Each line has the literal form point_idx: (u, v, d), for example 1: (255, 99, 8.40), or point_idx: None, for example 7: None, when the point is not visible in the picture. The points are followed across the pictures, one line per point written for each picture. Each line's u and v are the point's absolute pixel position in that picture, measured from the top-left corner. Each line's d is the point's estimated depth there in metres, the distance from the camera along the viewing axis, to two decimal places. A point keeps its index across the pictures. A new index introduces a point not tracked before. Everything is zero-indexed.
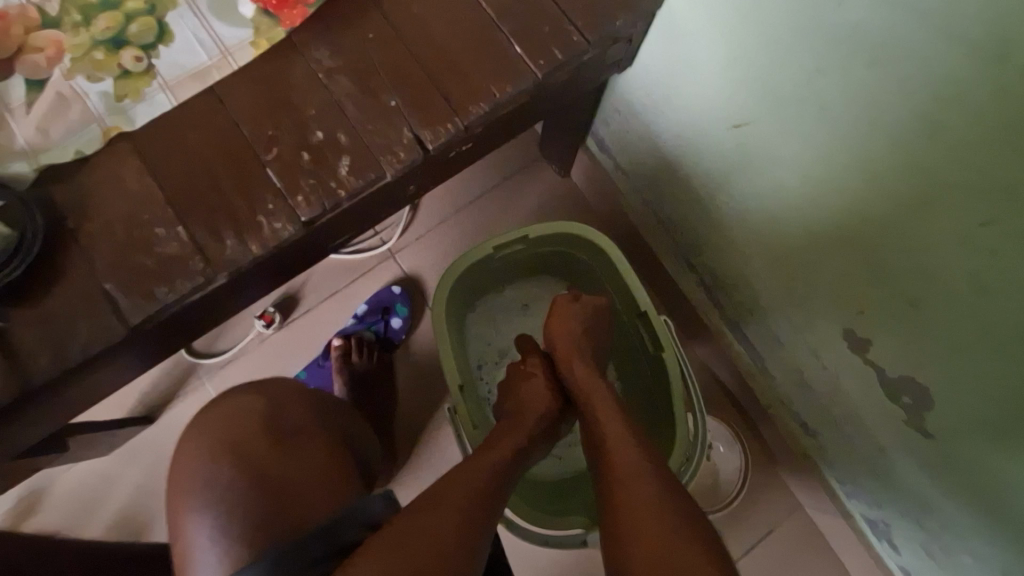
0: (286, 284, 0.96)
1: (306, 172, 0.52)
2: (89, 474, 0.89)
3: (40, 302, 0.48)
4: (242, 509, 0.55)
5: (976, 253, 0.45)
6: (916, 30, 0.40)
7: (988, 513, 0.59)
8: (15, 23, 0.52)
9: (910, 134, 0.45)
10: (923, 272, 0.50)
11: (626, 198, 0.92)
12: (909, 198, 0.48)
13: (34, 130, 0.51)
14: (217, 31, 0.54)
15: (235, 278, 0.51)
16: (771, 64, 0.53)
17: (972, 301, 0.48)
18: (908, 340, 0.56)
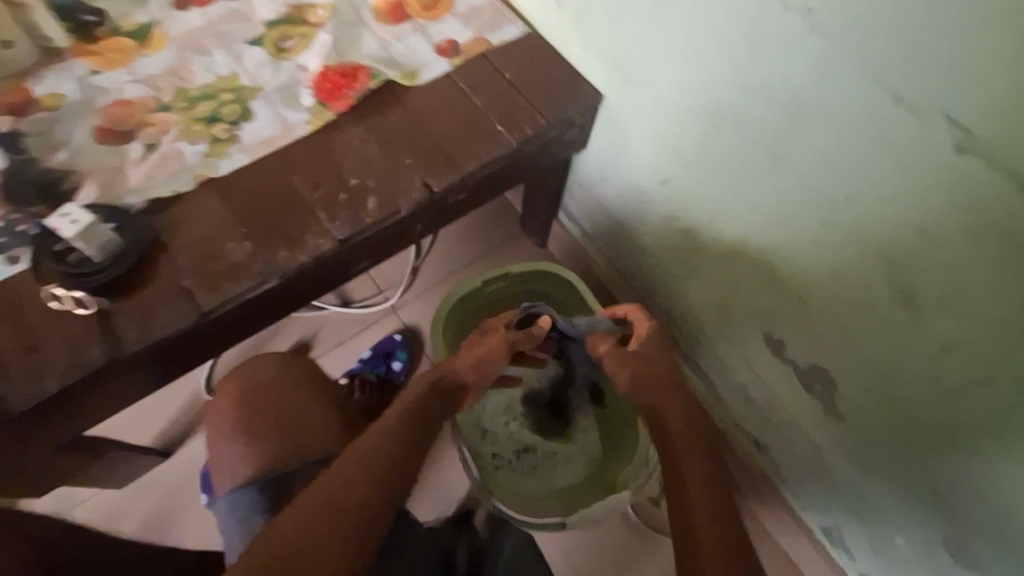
0: (302, 334, 1.10)
1: (342, 205, 0.70)
2: (109, 501, 0.96)
3: (134, 292, 0.63)
4: (262, 439, 0.70)
5: (829, 254, 0.62)
6: (751, 100, 0.60)
7: (901, 478, 0.71)
8: (139, 108, 0.74)
9: (765, 170, 0.63)
10: (799, 273, 0.67)
11: (593, 259, 1.11)
12: (777, 221, 0.66)
13: (145, 176, 0.69)
14: (283, 113, 0.75)
15: (285, 281, 0.67)
16: (673, 135, 0.74)
17: (834, 287, 0.64)
18: (808, 333, 0.71)
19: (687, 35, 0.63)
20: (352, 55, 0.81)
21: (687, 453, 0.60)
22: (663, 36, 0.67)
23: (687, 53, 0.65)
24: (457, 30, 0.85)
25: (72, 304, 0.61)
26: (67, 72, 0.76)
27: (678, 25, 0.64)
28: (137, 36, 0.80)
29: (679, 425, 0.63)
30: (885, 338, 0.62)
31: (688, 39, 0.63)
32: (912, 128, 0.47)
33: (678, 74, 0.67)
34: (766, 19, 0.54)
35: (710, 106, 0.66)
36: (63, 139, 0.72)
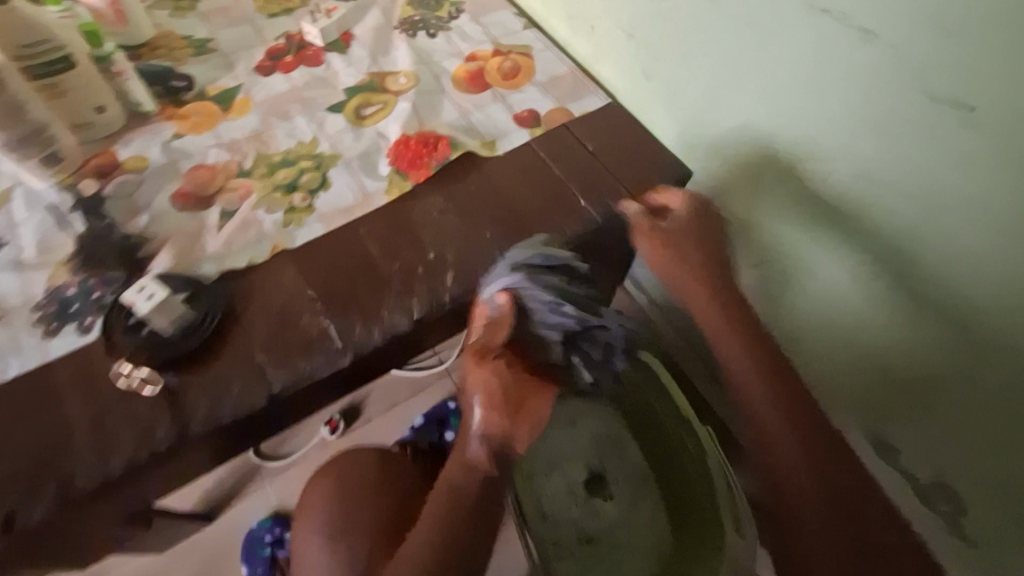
0: (352, 395, 1.06)
1: (421, 280, 0.67)
2: (148, 566, 0.92)
3: (205, 367, 0.60)
4: (343, 540, 0.70)
5: (888, 305, 0.63)
6: (883, 194, 0.56)
7: None
8: (221, 172, 0.74)
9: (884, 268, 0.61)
10: (925, 379, 0.64)
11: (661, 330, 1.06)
12: (844, 310, 0.69)
13: (221, 243, 0.68)
14: (363, 181, 0.74)
15: (360, 360, 0.62)
16: (781, 221, 0.71)
17: (956, 389, 0.60)
18: (926, 431, 0.67)
19: (797, 114, 0.61)
20: (434, 122, 0.80)
21: (777, 429, 0.53)
22: (768, 113, 0.64)
23: (796, 133, 0.62)
24: (538, 99, 0.83)
25: (139, 383, 0.58)
26: (154, 134, 0.77)
27: (788, 103, 0.61)
28: (223, 101, 0.82)
29: (754, 409, 0.55)
30: (972, 398, 0.59)
31: (799, 118, 0.61)
32: (1009, 182, 0.46)
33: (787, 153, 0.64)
34: (894, 104, 0.51)
35: (784, 205, 0.69)
36: (144, 202, 0.71)
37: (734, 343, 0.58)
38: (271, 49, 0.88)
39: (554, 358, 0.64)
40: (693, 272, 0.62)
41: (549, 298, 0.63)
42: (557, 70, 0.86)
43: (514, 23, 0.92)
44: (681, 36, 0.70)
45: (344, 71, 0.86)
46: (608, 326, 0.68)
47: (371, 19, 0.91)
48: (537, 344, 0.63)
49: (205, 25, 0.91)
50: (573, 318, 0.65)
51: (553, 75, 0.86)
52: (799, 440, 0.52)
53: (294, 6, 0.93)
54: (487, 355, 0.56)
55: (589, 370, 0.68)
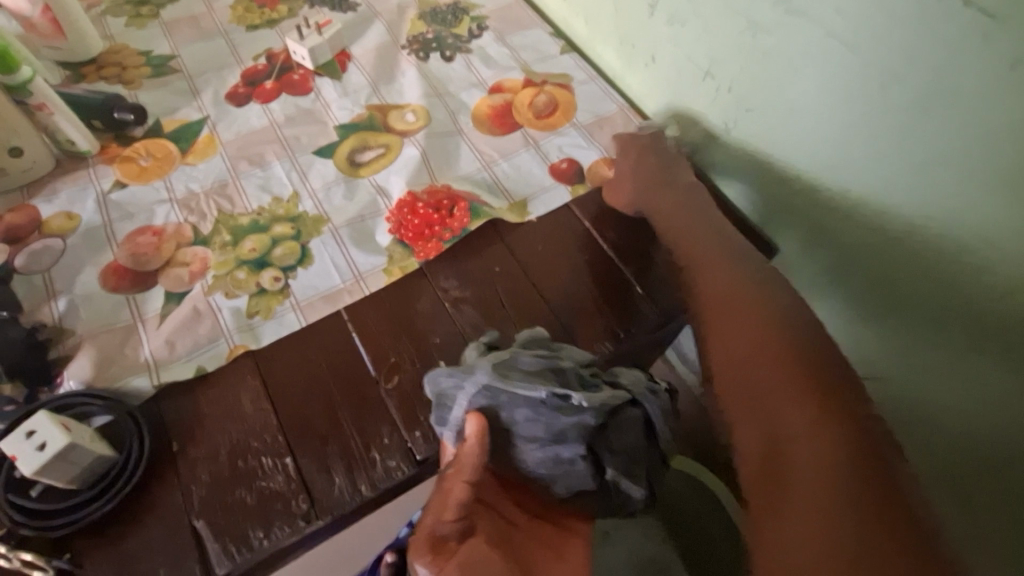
0: None
1: (426, 406, 0.49)
2: None
3: (120, 541, 0.43)
4: None
5: (935, 321, 0.50)
6: None
7: None
8: (169, 239, 0.57)
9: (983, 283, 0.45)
10: None
11: None
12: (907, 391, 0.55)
13: (162, 343, 0.51)
14: (353, 256, 0.57)
15: (336, 525, 0.45)
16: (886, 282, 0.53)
17: None
18: None
19: (942, 186, 0.45)
20: (449, 178, 0.63)
21: (779, 416, 0.40)
22: (910, 192, 0.47)
23: (952, 226, 0.45)
24: (579, 147, 0.66)
25: (23, 566, 0.41)
26: (89, 184, 0.60)
27: (950, 180, 0.44)
28: (182, 138, 0.64)
29: (745, 379, 0.42)
30: None
31: (962, 206, 0.44)
32: None
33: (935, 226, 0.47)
34: None
35: (878, 274, 0.53)
36: (65, 281, 0.54)
37: (739, 312, 0.45)
38: (248, 72, 0.71)
39: (575, 480, 0.42)
40: (709, 254, 0.51)
41: (532, 397, 0.40)
42: (602, 108, 0.69)
43: (549, 45, 0.74)
44: (785, 80, 0.53)
45: (336, 102, 0.68)
46: (642, 405, 0.44)
47: (374, 37, 0.75)
48: (541, 476, 0.42)
49: (167, 38, 0.74)
50: (590, 410, 0.41)
51: (598, 114, 0.69)
52: (801, 415, 0.39)
53: (280, 16, 0.76)
54: (445, 541, 0.37)
55: (634, 480, 0.44)
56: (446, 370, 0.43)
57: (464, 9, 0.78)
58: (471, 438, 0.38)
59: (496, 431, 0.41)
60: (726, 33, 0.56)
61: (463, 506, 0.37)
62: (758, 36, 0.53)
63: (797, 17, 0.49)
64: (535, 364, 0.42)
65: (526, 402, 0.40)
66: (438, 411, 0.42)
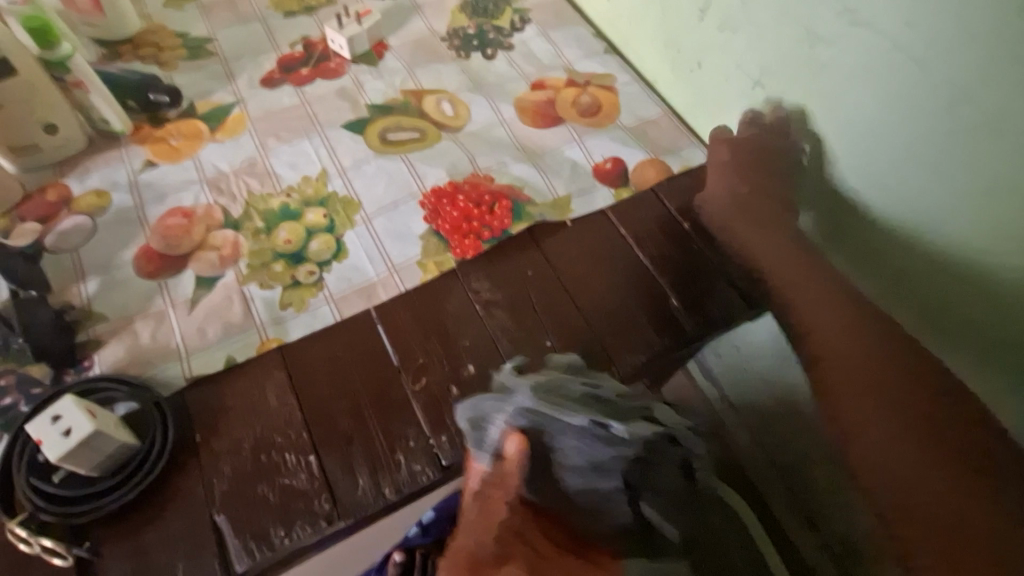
0: None
1: (453, 409, 0.48)
2: None
3: (140, 532, 0.42)
4: None
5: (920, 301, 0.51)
6: None
7: None
8: (200, 222, 0.56)
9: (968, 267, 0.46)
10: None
11: None
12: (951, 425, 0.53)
13: (193, 329, 0.50)
14: (388, 248, 0.56)
15: (357, 527, 0.44)
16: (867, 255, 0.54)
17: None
18: None
19: (1003, 214, 0.43)
20: (490, 169, 0.62)
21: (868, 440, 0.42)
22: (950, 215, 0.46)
23: (986, 257, 0.45)
24: (624, 148, 0.64)
25: (43, 552, 0.40)
26: (121, 164, 0.59)
27: (997, 208, 0.43)
28: (214, 121, 0.64)
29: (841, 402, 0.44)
30: None
31: (994, 239, 0.44)
32: None
33: (973, 240, 0.46)
34: None
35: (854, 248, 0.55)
36: (95, 262, 0.53)
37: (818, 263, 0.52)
38: (284, 58, 0.70)
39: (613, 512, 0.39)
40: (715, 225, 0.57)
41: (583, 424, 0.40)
42: (633, 182, 0.62)
43: (590, 44, 0.73)
44: (842, 93, 0.51)
45: (372, 90, 0.67)
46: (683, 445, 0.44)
47: (413, 28, 0.74)
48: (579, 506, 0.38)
49: (204, 20, 0.73)
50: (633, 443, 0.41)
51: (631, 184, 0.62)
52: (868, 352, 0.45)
53: (318, 3, 0.75)
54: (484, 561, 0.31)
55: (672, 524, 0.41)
56: (482, 402, 0.42)
57: (505, 2, 0.77)
58: (513, 454, 0.37)
59: (539, 454, 0.40)
60: (783, 42, 0.54)
61: (511, 520, 0.33)
62: (817, 46, 0.51)
63: (862, 29, 0.47)
64: (581, 392, 0.42)
65: (573, 433, 0.40)
66: (476, 434, 0.41)
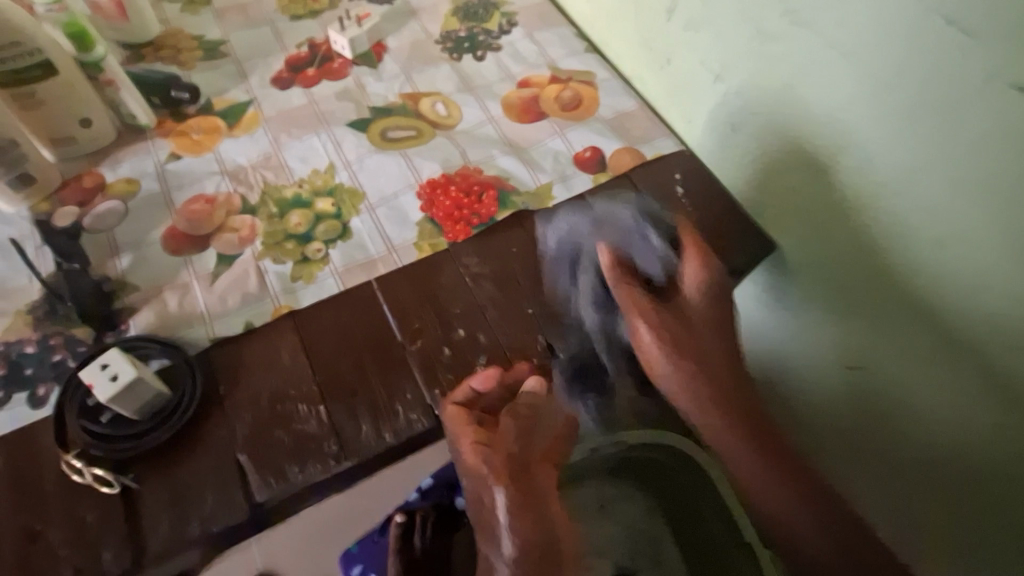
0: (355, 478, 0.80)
1: (446, 364, 0.55)
2: None
3: (173, 468, 0.48)
4: None
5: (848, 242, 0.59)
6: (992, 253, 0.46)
7: None
8: (220, 207, 0.63)
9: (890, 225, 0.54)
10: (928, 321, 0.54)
11: None
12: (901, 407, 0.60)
13: (215, 298, 0.57)
14: (388, 230, 0.63)
15: (361, 467, 0.51)
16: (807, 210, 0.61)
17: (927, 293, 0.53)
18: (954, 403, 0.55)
19: (919, 189, 0.50)
20: (480, 162, 0.68)
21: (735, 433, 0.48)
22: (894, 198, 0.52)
23: (907, 225, 0.52)
24: (601, 138, 0.71)
25: (92, 480, 0.47)
26: (148, 155, 0.66)
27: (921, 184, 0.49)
28: (230, 116, 0.70)
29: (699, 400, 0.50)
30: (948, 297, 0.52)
31: (913, 209, 0.51)
32: None
33: (897, 212, 0.52)
34: (997, 155, 0.43)
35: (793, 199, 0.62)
36: (127, 240, 0.60)
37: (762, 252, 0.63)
38: (292, 58, 0.76)
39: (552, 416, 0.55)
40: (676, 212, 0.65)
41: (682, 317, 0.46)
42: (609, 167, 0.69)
43: (571, 44, 0.79)
44: (788, 85, 0.57)
45: (373, 88, 0.74)
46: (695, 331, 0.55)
47: (410, 31, 0.80)
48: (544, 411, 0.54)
49: (218, 24, 0.80)
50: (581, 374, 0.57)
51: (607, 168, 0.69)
52: None
53: (322, 8, 0.82)
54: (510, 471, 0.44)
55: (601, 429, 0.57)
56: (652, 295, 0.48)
57: (494, 6, 0.83)
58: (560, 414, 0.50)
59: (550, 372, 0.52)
60: (738, 40, 0.60)
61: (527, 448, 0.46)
62: (766, 43, 0.57)
63: (803, 28, 0.53)
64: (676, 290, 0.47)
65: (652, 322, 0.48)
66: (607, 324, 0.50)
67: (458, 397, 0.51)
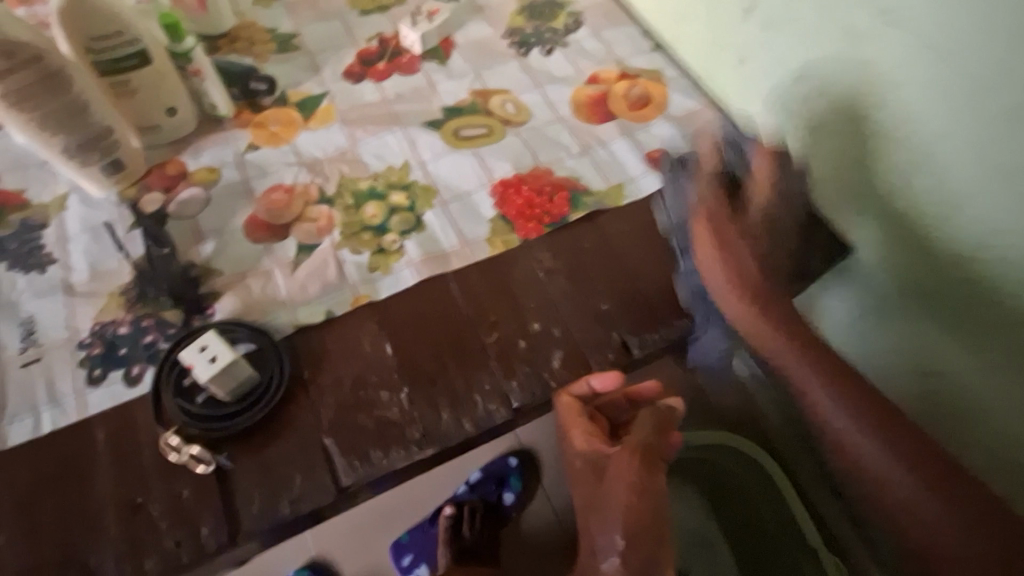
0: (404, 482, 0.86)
1: (521, 358, 0.55)
2: None
3: (262, 450, 0.49)
4: None
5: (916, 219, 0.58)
6: None
7: None
8: (298, 197, 0.64)
9: (969, 209, 0.53)
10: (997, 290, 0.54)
11: None
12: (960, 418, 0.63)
13: (296, 285, 0.58)
14: (461, 223, 0.64)
15: (441, 454, 0.52)
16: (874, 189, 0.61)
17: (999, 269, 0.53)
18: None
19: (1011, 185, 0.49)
20: (551, 163, 0.69)
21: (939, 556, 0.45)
22: (979, 215, 0.53)
23: (996, 221, 0.51)
24: (672, 137, 0.71)
25: (190, 459, 0.48)
26: (228, 144, 0.68)
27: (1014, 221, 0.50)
28: (305, 109, 0.72)
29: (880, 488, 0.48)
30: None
31: (1003, 205, 0.50)
32: None
33: (984, 207, 0.52)
34: None
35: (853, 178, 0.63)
36: (211, 227, 0.62)
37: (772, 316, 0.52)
38: (362, 52, 0.77)
39: None
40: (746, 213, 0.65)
41: None
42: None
43: (638, 43, 0.79)
44: (873, 87, 0.56)
45: (443, 84, 0.75)
46: None
47: (477, 28, 0.81)
48: None
49: (290, 18, 0.81)
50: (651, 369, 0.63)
51: None
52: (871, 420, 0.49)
53: (390, 3, 0.83)
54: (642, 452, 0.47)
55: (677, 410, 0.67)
56: None
57: (560, 4, 0.83)
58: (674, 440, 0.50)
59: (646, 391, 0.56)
60: (820, 42, 0.60)
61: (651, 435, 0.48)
62: (851, 45, 0.57)
63: (891, 30, 0.53)
64: None
65: None
66: None
67: (575, 389, 0.54)
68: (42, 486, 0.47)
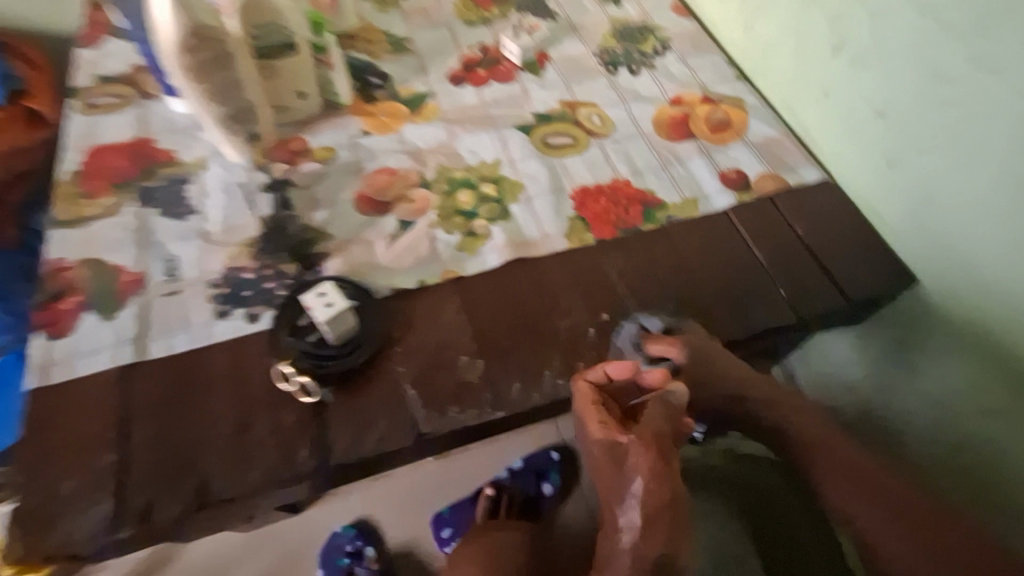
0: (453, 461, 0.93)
1: (590, 343, 0.60)
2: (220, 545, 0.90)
3: (356, 392, 0.56)
4: None
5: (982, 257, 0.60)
6: None
7: None
8: (400, 180, 0.72)
9: None
10: None
11: None
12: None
13: (394, 256, 0.65)
14: (543, 218, 0.70)
15: (509, 419, 0.57)
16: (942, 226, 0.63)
17: None
18: None
19: None
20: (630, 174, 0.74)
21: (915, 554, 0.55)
22: None
23: None
24: (747, 161, 0.75)
25: (297, 390, 0.55)
26: (344, 128, 0.76)
27: None
28: (413, 104, 0.80)
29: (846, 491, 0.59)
30: None
31: None
32: None
33: None
34: None
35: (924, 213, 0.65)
36: (325, 197, 0.70)
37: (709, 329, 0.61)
38: (466, 59, 0.86)
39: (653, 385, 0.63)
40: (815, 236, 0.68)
41: None
42: (754, 188, 0.72)
43: (723, 71, 0.84)
44: (957, 129, 0.59)
45: (536, 93, 0.82)
46: None
47: (572, 45, 0.88)
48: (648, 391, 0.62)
49: (404, 23, 0.90)
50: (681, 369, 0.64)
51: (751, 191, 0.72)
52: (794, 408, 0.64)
53: (493, 17, 0.91)
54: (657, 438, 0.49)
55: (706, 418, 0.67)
56: None
57: (651, 29, 0.89)
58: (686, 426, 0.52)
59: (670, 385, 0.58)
60: (906, 82, 0.63)
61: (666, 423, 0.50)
62: (940, 86, 0.60)
63: (982, 75, 0.56)
64: None
65: None
66: None
67: (592, 375, 0.56)
68: (169, 397, 0.54)
